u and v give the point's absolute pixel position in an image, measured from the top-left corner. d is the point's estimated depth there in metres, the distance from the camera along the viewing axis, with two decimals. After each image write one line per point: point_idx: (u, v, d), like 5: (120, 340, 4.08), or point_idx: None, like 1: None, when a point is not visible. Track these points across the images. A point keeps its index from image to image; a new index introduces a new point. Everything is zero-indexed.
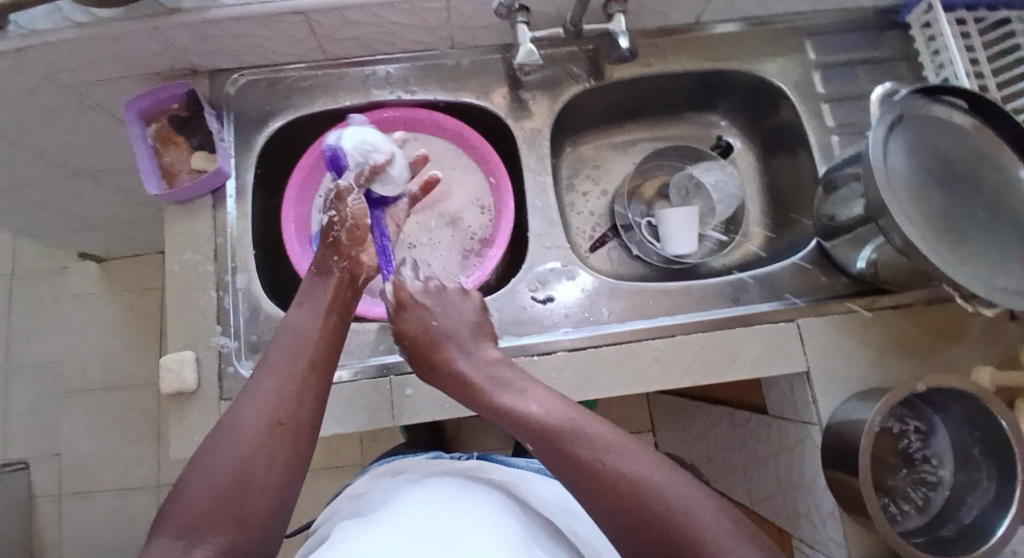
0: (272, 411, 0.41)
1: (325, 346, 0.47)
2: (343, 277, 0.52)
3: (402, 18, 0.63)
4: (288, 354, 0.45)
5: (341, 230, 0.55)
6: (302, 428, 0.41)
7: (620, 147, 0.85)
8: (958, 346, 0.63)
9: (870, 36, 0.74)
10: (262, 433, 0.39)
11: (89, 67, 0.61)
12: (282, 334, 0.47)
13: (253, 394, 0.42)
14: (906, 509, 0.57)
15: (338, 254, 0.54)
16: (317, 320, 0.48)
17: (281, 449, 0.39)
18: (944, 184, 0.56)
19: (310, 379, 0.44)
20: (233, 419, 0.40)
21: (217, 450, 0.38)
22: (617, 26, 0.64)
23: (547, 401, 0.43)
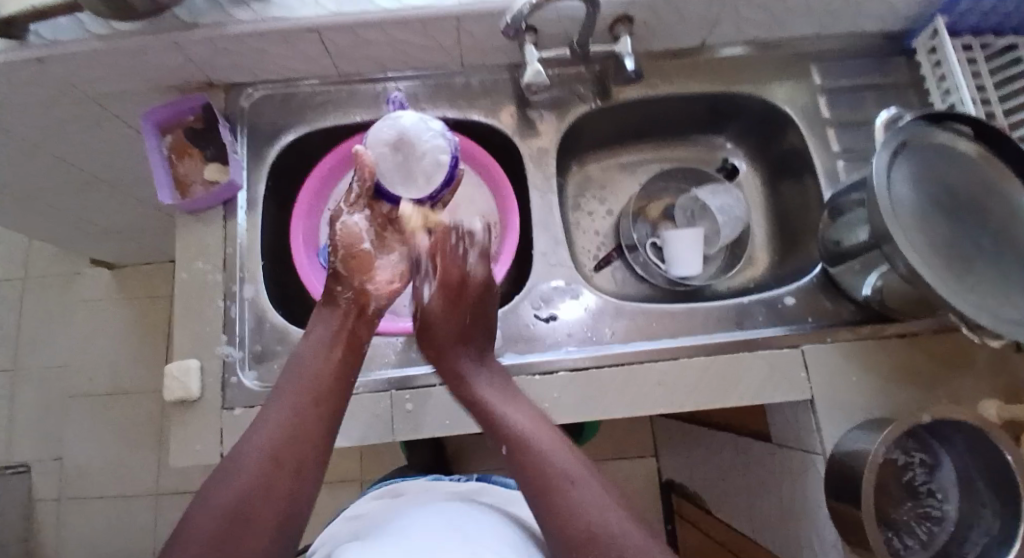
0: (272, 447, 0.41)
1: (336, 378, 0.47)
2: (349, 308, 0.53)
3: (413, 37, 0.64)
4: (295, 392, 0.45)
5: (338, 262, 0.54)
6: (302, 468, 0.41)
7: (627, 167, 0.86)
8: (965, 377, 0.62)
9: (877, 63, 0.74)
10: (262, 471, 0.39)
11: (110, 77, 0.63)
12: (291, 368, 0.47)
13: (259, 430, 0.42)
14: (911, 543, 0.55)
15: (343, 284, 0.54)
16: (325, 357, 0.48)
17: (283, 486, 0.39)
18: (950, 213, 0.56)
19: (318, 412, 0.44)
20: (237, 451, 0.41)
21: (219, 485, 0.39)
22: (624, 49, 0.65)
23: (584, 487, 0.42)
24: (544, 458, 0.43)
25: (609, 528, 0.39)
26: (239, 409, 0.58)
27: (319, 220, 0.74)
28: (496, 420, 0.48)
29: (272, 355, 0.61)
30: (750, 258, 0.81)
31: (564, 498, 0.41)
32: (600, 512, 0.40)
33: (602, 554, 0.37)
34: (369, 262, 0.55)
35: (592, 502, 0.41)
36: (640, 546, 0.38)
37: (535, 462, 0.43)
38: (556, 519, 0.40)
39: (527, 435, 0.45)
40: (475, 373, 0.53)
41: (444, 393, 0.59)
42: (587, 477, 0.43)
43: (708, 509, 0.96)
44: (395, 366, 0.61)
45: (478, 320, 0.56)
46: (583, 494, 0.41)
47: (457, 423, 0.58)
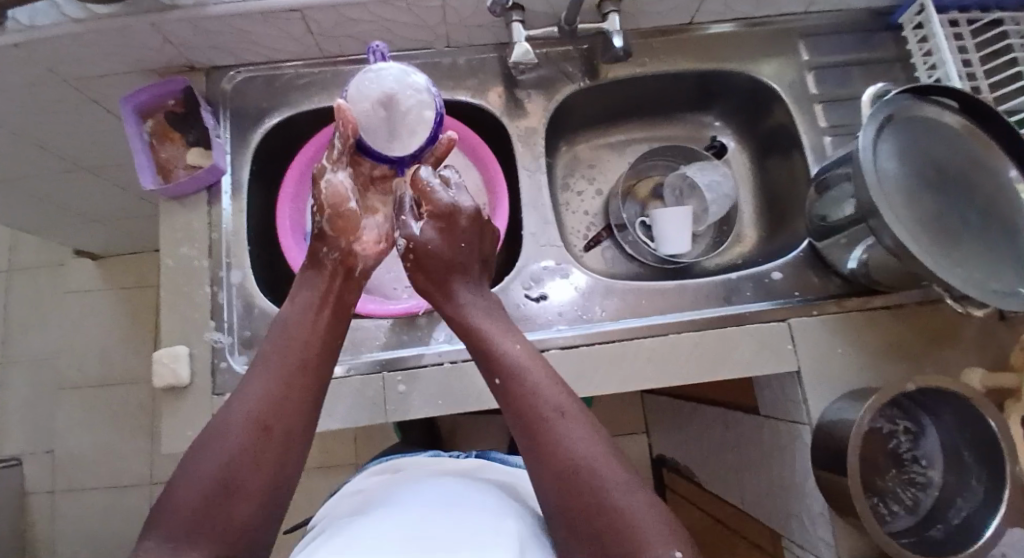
0: (256, 412, 0.41)
1: (321, 344, 0.47)
2: (336, 269, 0.51)
3: (397, 15, 0.63)
4: (278, 354, 0.45)
5: (323, 221, 0.52)
6: (289, 430, 0.42)
7: (616, 146, 0.85)
8: (949, 348, 0.63)
9: (864, 39, 0.74)
10: (247, 436, 0.40)
11: (87, 60, 0.61)
12: (275, 330, 0.47)
13: (243, 394, 0.42)
14: (896, 510, 0.57)
15: (328, 245, 0.52)
16: (308, 317, 0.48)
17: (269, 454, 0.40)
18: (934, 185, 0.57)
19: (303, 378, 0.44)
20: (221, 421, 0.41)
21: (207, 449, 0.39)
22: (611, 26, 0.65)
23: (580, 436, 0.41)
24: (534, 397, 0.43)
25: (591, 468, 0.39)
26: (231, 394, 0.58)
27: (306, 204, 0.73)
28: (493, 349, 0.47)
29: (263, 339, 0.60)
30: (738, 236, 0.82)
31: (551, 438, 0.41)
32: (587, 453, 0.40)
33: (584, 497, 0.38)
34: (356, 221, 0.52)
35: (579, 441, 0.41)
36: (619, 490, 0.39)
37: (525, 399, 0.43)
38: (543, 458, 0.40)
39: (524, 369, 0.45)
40: (471, 299, 0.52)
41: (436, 374, 0.59)
42: (578, 419, 0.42)
43: (699, 483, 0.98)
44: (387, 349, 0.61)
45: (458, 233, 0.53)
46: (570, 433, 0.41)
47: (449, 403, 0.59)
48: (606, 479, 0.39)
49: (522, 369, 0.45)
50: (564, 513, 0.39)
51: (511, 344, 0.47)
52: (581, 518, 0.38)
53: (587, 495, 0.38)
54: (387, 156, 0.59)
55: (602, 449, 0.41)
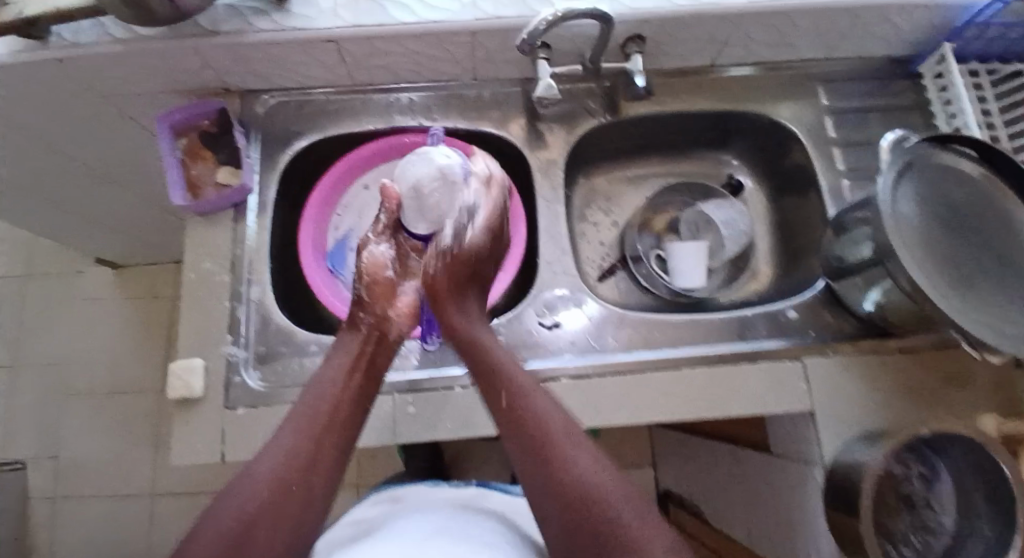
0: (282, 469, 0.42)
1: (353, 407, 0.47)
2: (371, 334, 0.53)
3: (428, 49, 0.65)
4: (310, 411, 0.45)
5: (362, 288, 0.55)
6: (311, 494, 0.42)
7: (632, 179, 0.87)
8: (967, 396, 0.62)
9: (883, 86, 0.76)
10: (269, 494, 0.40)
11: (130, 79, 0.64)
12: (310, 387, 0.48)
13: (274, 447, 0.43)
14: (907, 555, 0.56)
15: (365, 310, 0.54)
16: (342, 380, 0.48)
17: (291, 515, 0.40)
18: (953, 233, 0.57)
19: (332, 440, 0.45)
20: (250, 472, 0.42)
21: (234, 499, 0.40)
22: (633, 66, 0.67)
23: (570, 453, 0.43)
24: (542, 424, 0.45)
25: (598, 493, 0.41)
26: (241, 409, 0.58)
27: (328, 225, 0.75)
28: (500, 368, 0.49)
29: (276, 356, 0.61)
30: (752, 271, 0.82)
31: (561, 463, 0.43)
32: (593, 479, 0.42)
33: (591, 516, 0.40)
34: (391, 290, 0.56)
35: (585, 467, 0.43)
36: (620, 514, 0.40)
37: (533, 421, 0.45)
38: (553, 482, 0.42)
39: (531, 396, 0.47)
40: (471, 318, 0.54)
41: (447, 397, 0.60)
42: (580, 445, 0.44)
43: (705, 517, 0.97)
44: (398, 370, 0.62)
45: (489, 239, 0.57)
46: (576, 458, 0.43)
47: (456, 428, 0.59)
48: (607, 500, 0.41)
49: (528, 394, 0.47)
50: (566, 534, 0.40)
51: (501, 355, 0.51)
52: (556, 512, 0.41)
53: (590, 515, 0.40)
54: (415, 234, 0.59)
55: (611, 477, 0.43)
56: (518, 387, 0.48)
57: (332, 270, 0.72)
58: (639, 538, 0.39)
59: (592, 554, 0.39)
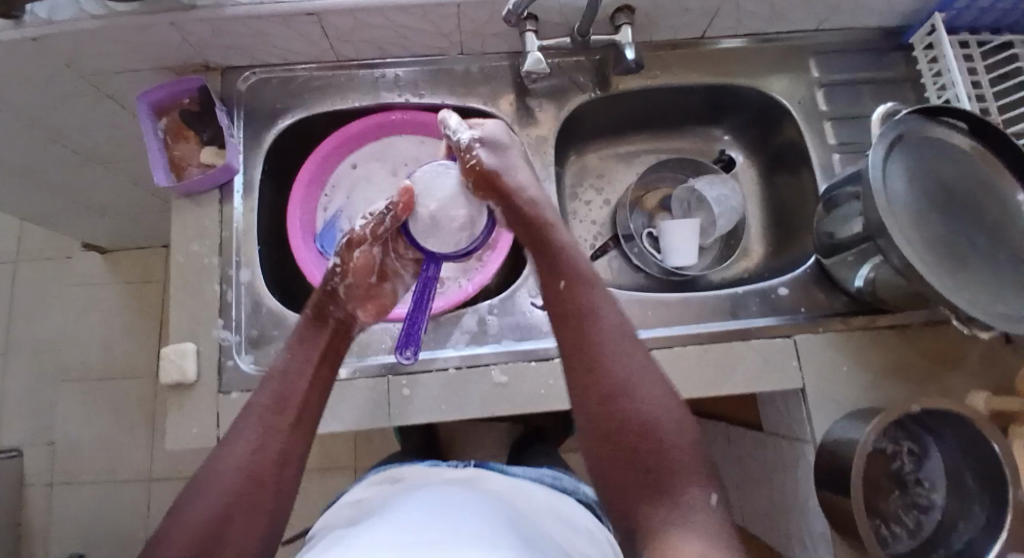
0: (250, 463, 0.41)
1: (318, 396, 0.47)
2: (337, 325, 0.51)
3: (413, 22, 0.64)
4: (273, 402, 0.45)
5: (340, 284, 0.51)
6: (283, 482, 0.42)
7: (624, 157, 0.86)
8: (953, 369, 0.63)
9: (876, 57, 0.75)
10: (238, 487, 0.40)
11: (106, 56, 0.62)
12: (269, 377, 0.47)
13: (238, 440, 0.42)
14: (897, 532, 0.57)
15: (336, 302, 0.52)
16: (305, 370, 0.47)
17: (263, 504, 0.41)
18: (944, 208, 0.57)
19: (299, 429, 0.45)
20: (215, 466, 0.41)
21: (203, 491, 0.40)
22: (625, 39, 0.65)
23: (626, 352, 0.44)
24: (595, 317, 0.45)
25: (638, 394, 0.43)
26: (235, 393, 0.58)
27: (316, 205, 0.73)
28: (558, 255, 0.48)
29: (269, 339, 0.61)
30: (745, 249, 0.82)
31: (608, 361, 0.44)
32: (637, 380, 0.43)
33: (630, 419, 0.42)
34: (371, 291, 0.53)
35: (632, 366, 0.44)
36: (658, 415, 0.42)
37: (588, 312, 0.45)
38: (596, 378, 0.43)
39: (590, 284, 0.47)
40: (527, 180, 0.52)
41: (441, 378, 0.60)
42: (629, 340, 0.45)
43: None
44: (392, 352, 0.61)
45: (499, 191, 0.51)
46: (621, 355, 0.44)
47: (452, 409, 0.59)
48: (648, 401, 0.42)
49: (586, 283, 0.47)
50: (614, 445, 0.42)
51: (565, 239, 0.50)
52: (609, 414, 0.42)
53: (631, 413, 0.42)
54: (420, 247, 0.53)
55: (654, 376, 0.44)
56: (577, 276, 0.47)
57: (323, 251, 0.71)
58: (669, 440, 0.41)
59: (625, 446, 0.41)
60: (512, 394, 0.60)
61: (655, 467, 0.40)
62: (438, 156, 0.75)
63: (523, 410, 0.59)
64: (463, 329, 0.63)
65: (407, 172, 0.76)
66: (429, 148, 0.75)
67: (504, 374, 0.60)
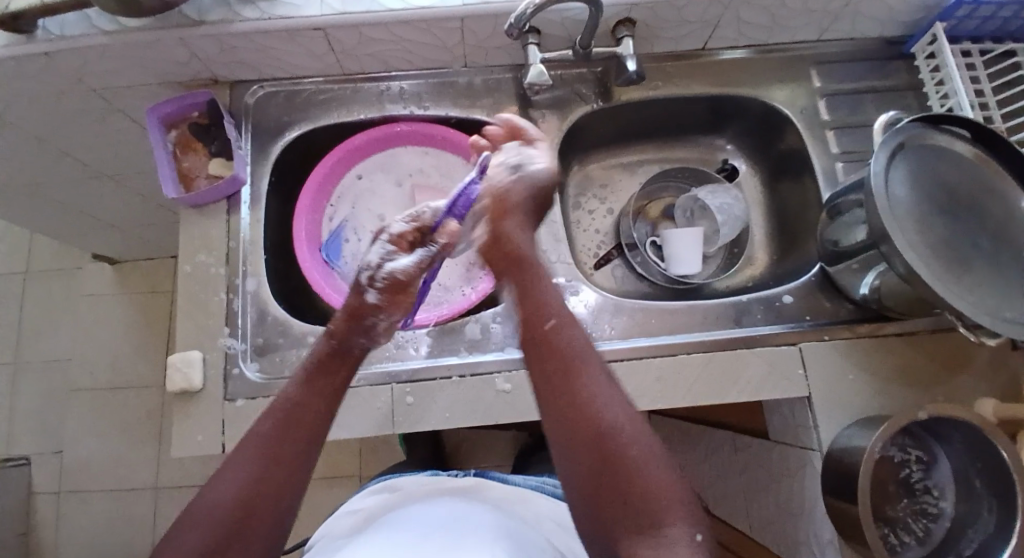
0: (236, 497, 0.39)
1: (317, 412, 0.44)
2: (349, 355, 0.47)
3: (418, 36, 0.65)
4: (266, 432, 0.42)
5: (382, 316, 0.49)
6: (274, 517, 0.39)
7: (627, 166, 0.86)
8: (962, 377, 0.62)
9: (877, 67, 0.75)
10: (227, 521, 0.38)
11: (117, 71, 0.63)
12: (269, 406, 0.44)
13: (228, 472, 0.40)
14: (906, 541, 0.56)
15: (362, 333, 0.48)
16: (307, 394, 0.44)
17: (258, 536, 0.38)
18: (949, 215, 0.56)
19: (288, 465, 0.41)
20: (203, 503, 0.39)
21: (191, 522, 0.38)
22: (625, 50, 0.66)
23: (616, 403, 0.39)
24: (575, 357, 0.41)
25: (631, 446, 0.37)
26: (241, 400, 0.58)
27: (322, 215, 0.74)
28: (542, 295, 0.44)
29: (274, 347, 0.61)
30: (748, 258, 0.82)
31: (593, 412, 0.38)
32: (630, 434, 0.38)
33: (620, 476, 0.36)
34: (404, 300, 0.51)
35: (614, 415, 0.39)
36: (638, 456, 0.37)
37: (573, 353, 0.41)
38: (581, 423, 0.38)
39: (568, 321, 0.43)
40: (512, 229, 0.49)
41: (444, 388, 0.60)
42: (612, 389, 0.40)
43: (706, 506, 0.97)
44: (397, 360, 0.62)
45: (529, 215, 0.52)
46: (610, 404, 0.39)
47: (457, 415, 0.59)
48: (639, 456, 0.37)
49: (565, 322, 0.43)
50: (597, 495, 0.37)
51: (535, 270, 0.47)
52: (598, 466, 0.37)
53: (622, 469, 0.37)
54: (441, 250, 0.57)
55: (641, 427, 0.39)
56: (561, 310, 0.43)
57: (328, 260, 0.72)
58: (657, 492, 0.36)
59: (614, 503, 0.36)
60: (517, 401, 0.59)
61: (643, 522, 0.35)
62: (441, 166, 0.76)
63: (527, 419, 0.59)
64: (467, 337, 0.63)
65: (411, 182, 0.76)
66: (433, 159, 0.76)
67: (508, 382, 0.60)
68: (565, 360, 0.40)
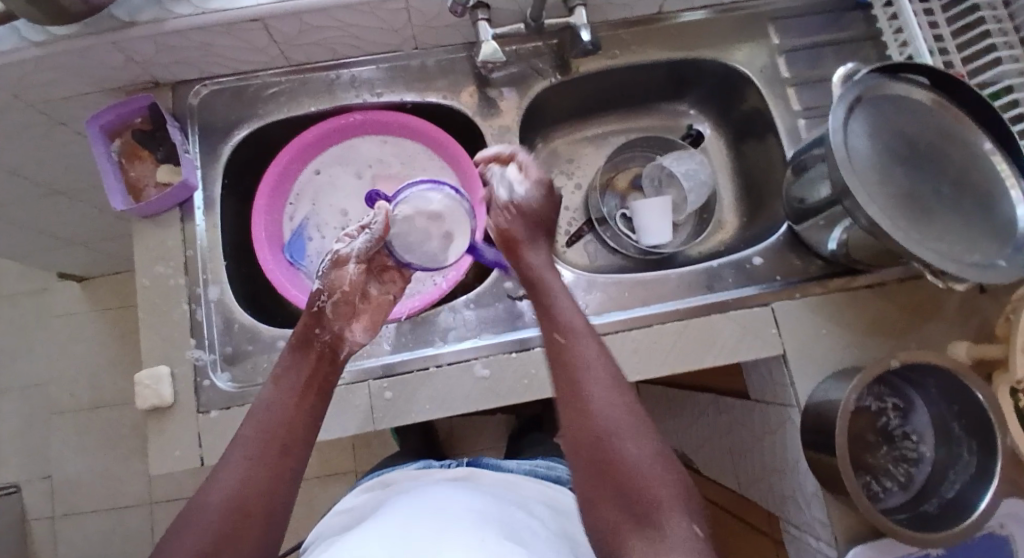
0: (237, 499, 0.39)
1: (304, 418, 0.45)
2: (324, 352, 0.49)
3: (362, 20, 0.62)
4: (258, 433, 0.43)
5: (328, 302, 0.51)
6: (268, 514, 0.40)
7: (592, 139, 0.85)
8: (932, 322, 0.63)
9: (835, 18, 0.74)
10: (225, 522, 0.38)
11: (49, 82, 0.60)
12: (255, 411, 0.45)
13: (221, 475, 0.41)
14: (889, 487, 0.58)
15: (321, 326, 0.49)
16: (293, 398, 0.45)
17: (249, 540, 0.39)
18: (909, 165, 0.56)
19: (280, 462, 0.42)
20: (197, 505, 0.40)
21: (185, 530, 0.38)
22: (578, 20, 0.64)
23: (618, 410, 0.42)
24: (583, 364, 0.45)
25: (615, 432, 0.41)
26: (215, 411, 0.57)
27: (282, 215, 0.72)
28: (553, 315, 0.49)
29: (246, 355, 0.60)
30: (718, 222, 0.82)
31: (591, 396, 0.43)
32: (616, 415, 0.42)
33: (606, 444, 0.41)
34: (354, 307, 0.52)
35: (612, 407, 0.42)
36: (635, 455, 0.40)
37: (578, 358, 0.45)
38: (575, 426, 0.42)
39: (582, 335, 0.47)
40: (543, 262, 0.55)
41: (423, 379, 0.59)
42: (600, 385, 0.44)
43: (697, 468, 0.99)
44: (373, 356, 0.61)
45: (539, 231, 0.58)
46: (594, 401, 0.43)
47: (440, 406, 0.59)
48: (630, 447, 0.41)
49: (578, 333, 0.47)
50: (598, 488, 0.40)
51: (554, 292, 0.52)
52: (603, 459, 0.40)
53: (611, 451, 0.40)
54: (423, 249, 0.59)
55: (631, 416, 0.42)
56: (568, 327, 0.48)
57: (292, 261, 0.71)
58: (652, 487, 0.39)
59: (602, 487, 0.40)
60: (496, 387, 0.59)
61: (627, 498, 0.38)
62: (401, 155, 0.74)
63: (508, 403, 0.59)
64: (441, 327, 0.62)
65: (371, 173, 0.75)
66: (392, 148, 0.74)
67: (487, 367, 0.60)
68: (574, 373, 0.45)
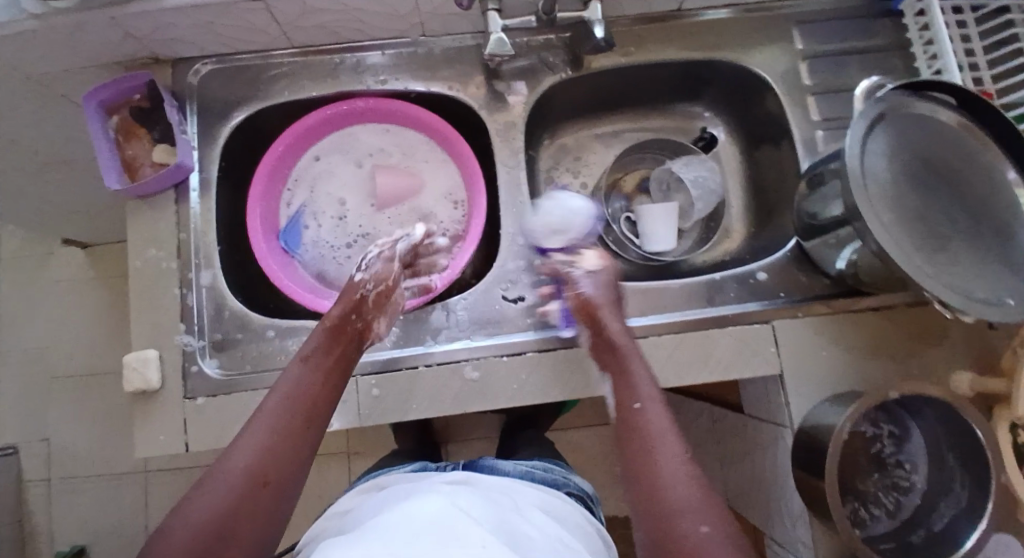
0: (259, 465, 0.38)
1: (324, 399, 0.45)
2: (354, 337, 0.51)
3: (367, 4, 0.60)
4: (285, 406, 0.42)
5: (372, 291, 0.55)
6: (286, 486, 0.39)
7: (602, 137, 0.83)
8: (937, 350, 0.61)
9: (864, 25, 0.70)
10: (244, 487, 0.37)
11: (45, 56, 0.59)
12: (280, 387, 0.44)
13: (244, 441, 0.39)
14: (876, 514, 0.57)
15: (359, 313, 0.53)
16: (317, 378, 0.45)
17: (261, 511, 0.37)
18: (927, 189, 0.54)
19: (299, 438, 0.41)
20: (220, 466, 0.38)
21: (201, 494, 0.37)
22: (593, 15, 0.61)
23: (690, 479, 0.39)
24: (653, 435, 0.43)
25: (685, 501, 0.38)
26: (202, 399, 0.57)
27: (279, 201, 0.71)
28: (630, 385, 0.48)
29: (234, 343, 0.59)
30: (726, 230, 0.80)
31: (655, 461, 0.41)
32: (685, 482, 0.39)
33: (675, 515, 0.37)
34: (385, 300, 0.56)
35: (683, 473, 0.39)
36: (708, 526, 0.36)
37: (649, 430, 0.43)
38: (643, 497, 0.39)
39: (654, 406, 0.45)
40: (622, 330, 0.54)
41: (411, 378, 0.59)
42: (675, 444, 0.42)
43: None
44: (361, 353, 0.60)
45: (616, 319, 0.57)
46: (667, 456, 0.41)
47: (427, 406, 0.58)
48: (697, 511, 0.37)
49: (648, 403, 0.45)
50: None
51: (632, 361, 0.50)
52: (671, 535, 0.37)
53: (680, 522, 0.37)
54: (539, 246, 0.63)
55: (701, 485, 0.39)
56: (645, 397, 0.46)
57: (286, 249, 0.70)
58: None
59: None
60: (484, 390, 0.59)
61: None
62: (403, 146, 0.73)
63: (496, 407, 0.59)
64: (433, 326, 0.61)
65: (371, 162, 0.73)
66: (394, 137, 0.73)
67: (476, 370, 0.59)
68: (641, 444, 0.42)
